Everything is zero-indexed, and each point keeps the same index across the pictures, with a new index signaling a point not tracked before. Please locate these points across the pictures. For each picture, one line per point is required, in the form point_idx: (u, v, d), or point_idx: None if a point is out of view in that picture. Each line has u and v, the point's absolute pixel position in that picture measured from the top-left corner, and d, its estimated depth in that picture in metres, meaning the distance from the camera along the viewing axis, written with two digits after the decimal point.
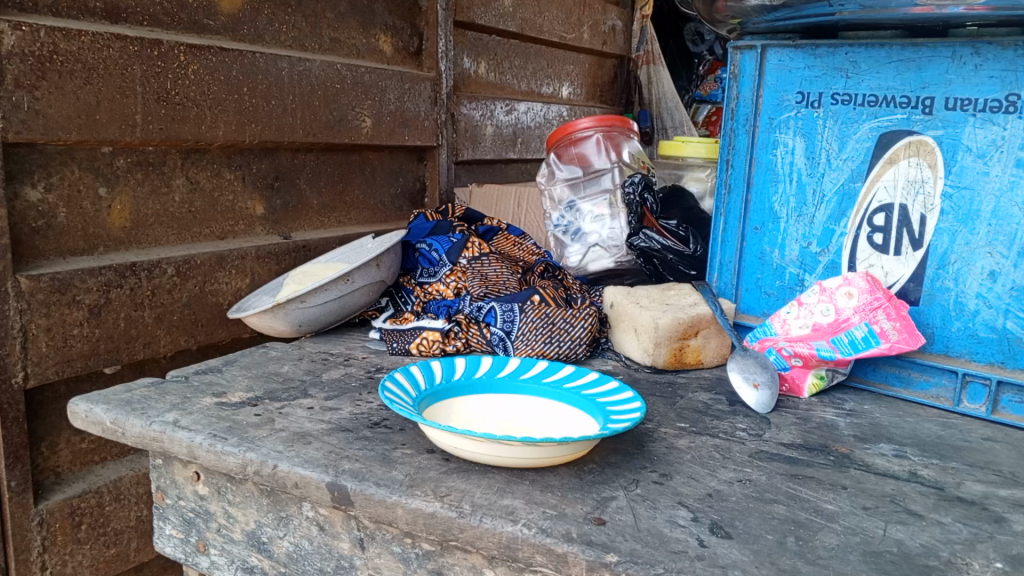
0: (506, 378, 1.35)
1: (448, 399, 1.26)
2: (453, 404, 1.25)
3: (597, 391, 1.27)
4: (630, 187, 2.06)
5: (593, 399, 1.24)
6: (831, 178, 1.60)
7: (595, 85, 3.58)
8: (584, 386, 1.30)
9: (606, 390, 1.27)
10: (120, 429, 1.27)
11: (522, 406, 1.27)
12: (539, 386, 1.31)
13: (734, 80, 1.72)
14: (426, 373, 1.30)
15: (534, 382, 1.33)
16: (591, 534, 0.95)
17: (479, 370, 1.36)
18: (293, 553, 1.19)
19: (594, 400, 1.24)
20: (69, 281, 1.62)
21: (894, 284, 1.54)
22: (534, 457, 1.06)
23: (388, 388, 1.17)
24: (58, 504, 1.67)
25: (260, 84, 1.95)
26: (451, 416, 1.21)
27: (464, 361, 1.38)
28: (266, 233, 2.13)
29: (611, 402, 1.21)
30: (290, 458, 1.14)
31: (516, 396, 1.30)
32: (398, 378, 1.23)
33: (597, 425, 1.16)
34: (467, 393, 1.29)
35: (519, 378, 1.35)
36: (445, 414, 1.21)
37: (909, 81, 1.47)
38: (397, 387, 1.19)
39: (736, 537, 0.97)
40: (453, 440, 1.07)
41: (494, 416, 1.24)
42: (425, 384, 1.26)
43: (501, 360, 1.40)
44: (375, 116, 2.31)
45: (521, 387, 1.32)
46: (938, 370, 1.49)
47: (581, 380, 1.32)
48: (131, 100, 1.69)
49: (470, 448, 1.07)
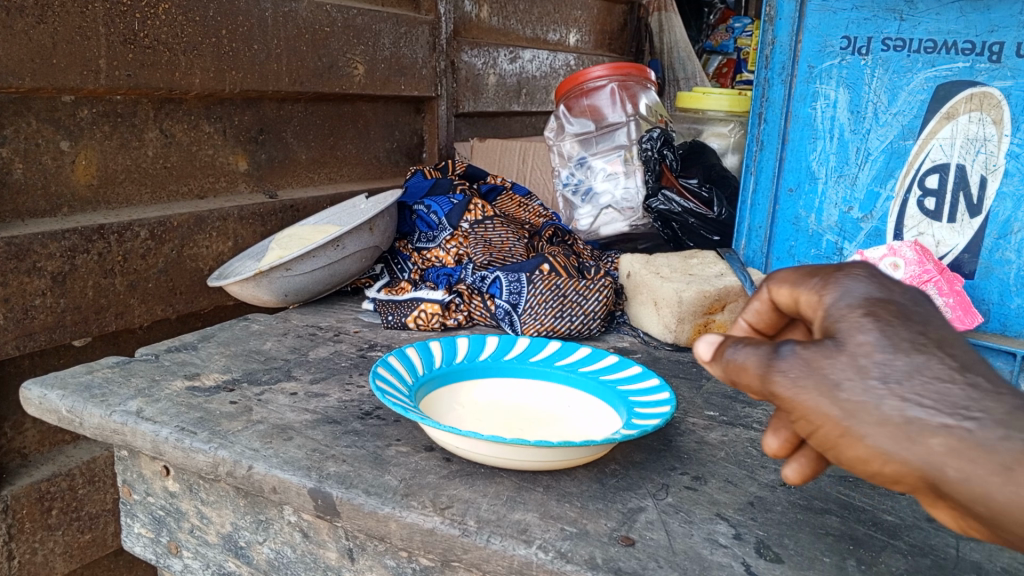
0: (514, 360, 1.19)
1: (449, 389, 1.10)
2: (453, 392, 1.10)
3: (617, 377, 1.12)
4: (647, 142, 1.87)
5: (615, 388, 1.09)
6: (878, 135, 1.43)
7: (605, 32, 3.36)
8: (604, 372, 1.14)
9: (629, 377, 1.12)
10: (78, 419, 1.13)
11: (531, 394, 1.12)
12: (551, 370, 1.15)
13: (769, 23, 1.53)
14: (423, 355, 1.13)
15: (547, 366, 1.17)
16: (619, 559, 0.81)
17: (484, 352, 1.20)
18: (274, 561, 1.05)
19: (615, 389, 1.09)
20: (29, 247, 1.46)
21: (947, 255, 1.38)
22: (549, 461, 0.90)
23: (380, 375, 1.00)
24: (24, 489, 1.53)
25: (241, 26, 1.76)
26: (452, 407, 1.05)
27: (466, 342, 1.22)
28: (250, 190, 1.96)
29: (635, 393, 1.06)
30: (268, 459, 0.99)
31: (526, 381, 1.15)
32: (391, 362, 1.07)
33: (621, 420, 1.00)
34: (468, 379, 1.13)
35: (529, 361, 1.19)
36: (444, 405, 1.05)
37: (974, 23, 1.29)
38: (389, 374, 1.03)
39: (788, 560, 0.83)
40: (452, 440, 0.92)
41: (501, 407, 1.08)
42: (421, 369, 1.10)
43: (507, 341, 1.24)
44: (368, 62, 2.12)
45: (530, 370, 1.16)
46: (992, 351, 1.35)
47: (598, 364, 1.17)
48: (93, 42, 1.50)
49: (474, 450, 0.91)
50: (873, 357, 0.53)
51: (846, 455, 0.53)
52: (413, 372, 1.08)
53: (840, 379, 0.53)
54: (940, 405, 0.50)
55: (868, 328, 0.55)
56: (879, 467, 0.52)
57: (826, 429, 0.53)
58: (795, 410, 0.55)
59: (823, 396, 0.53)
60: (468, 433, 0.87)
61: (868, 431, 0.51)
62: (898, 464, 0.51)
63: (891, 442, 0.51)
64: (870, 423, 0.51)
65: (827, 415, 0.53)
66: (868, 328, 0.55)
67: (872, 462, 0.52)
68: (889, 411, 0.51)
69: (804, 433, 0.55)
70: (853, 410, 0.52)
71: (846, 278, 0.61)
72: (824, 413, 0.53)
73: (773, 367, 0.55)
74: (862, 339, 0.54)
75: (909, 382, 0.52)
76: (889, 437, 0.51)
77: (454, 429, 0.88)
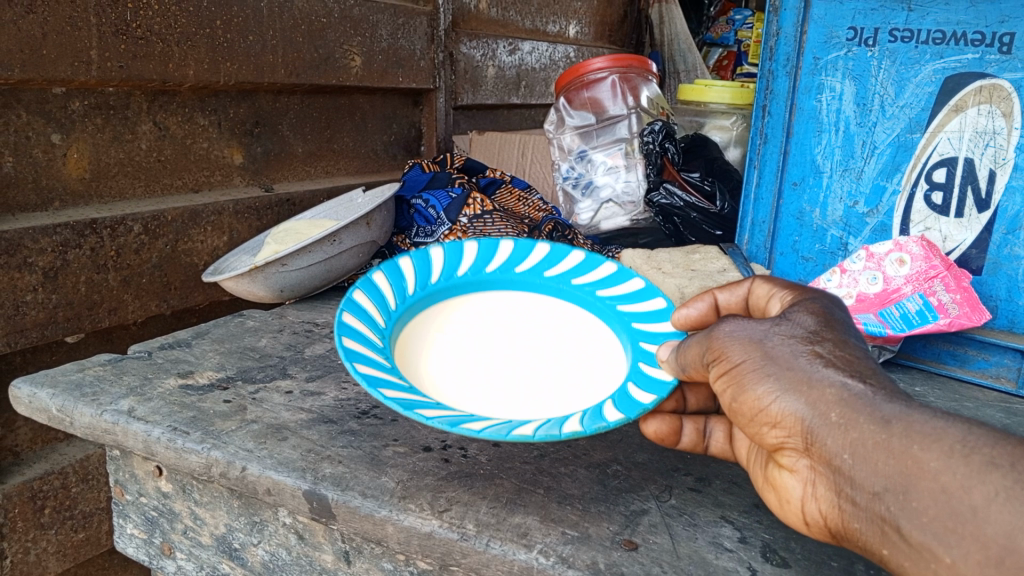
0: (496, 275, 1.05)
1: (424, 320, 0.95)
2: (427, 323, 0.94)
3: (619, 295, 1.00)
4: (649, 135, 1.85)
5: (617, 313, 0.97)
6: (884, 127, 1.41)
7: (604, 24, 3.35)
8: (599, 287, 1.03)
9: (629, 294, 1.00)
10: (69, 419, 1.11)
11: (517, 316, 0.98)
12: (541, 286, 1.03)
13: (774, 13, 1.51)
14: (390, 277, 0.96)
15: (534, 280, 1.04)
16: (623, 565, 0.79)
17: (461, 266, 1.04)
18: (269, 563, 1.03)
19: (618, 312, 0.97)
20: (19, 242, 1.43)
21: (954, 250, 1.36)
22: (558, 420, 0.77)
23: (345, 326, 0.81)
24: (16, 488, 1.50)
25: (236, 16, 1.73)
26: (431, 342, 0.91)
27: (442, 251, 1.05)
28: (246, 184, 1.93)
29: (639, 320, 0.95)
30: (262, 459, 0.96)
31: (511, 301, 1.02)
32: (355, 297, 0.88)
33: (626, 359, 0.88)
34: (445, 304, 0.99)
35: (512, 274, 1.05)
36: (423, 342, 0.90)
37: (984, 13, 1.26)
38: (356, 317, 0.85)
39: (795, 565, 0.81)
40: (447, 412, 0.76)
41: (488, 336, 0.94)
42: (391, 302, 0.92)
43: (487, 248, 1.08)
44: (366, 54, 2.09)
45: (518, 287, 1.03)
46: (1000, 348, 1.33)
47: (594, 275, 1.05)
48: (84, 33, 1.47)
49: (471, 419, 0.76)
50: (805, 327, 0.70)
51: (744, 394, 0.68)
52: (383, 307, 0.90)
53: (765, 336, 0.69)
54: (841, 368, 0.65)
55: (808, 312, 0.72)
56: (769, 405, 0.66)
57: (744, 366, 0.68)
58: (718, 354, 0.71)
59: (749, 343, 0.69)
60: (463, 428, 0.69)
61: (775, 372, 0.66)
62: (784, 405, 0.65)
63: (787, 384, 0.65)
64: (781, 366, 0.67)
65: (745, 356, 0.68)
66: (809, 312, 0.72)
67: (763, 402, 0.66)
68: (800, 363, 0.66)
69: (717, 372, 0.71)
70: (769, 354, 0.68)
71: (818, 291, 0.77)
72: (741, 354, 0.69)
73: (713, 329, 0.73)
74: (800, 316, 0.72)
75: (830, 350, 0.67)
76: (790, 382, 0.65)
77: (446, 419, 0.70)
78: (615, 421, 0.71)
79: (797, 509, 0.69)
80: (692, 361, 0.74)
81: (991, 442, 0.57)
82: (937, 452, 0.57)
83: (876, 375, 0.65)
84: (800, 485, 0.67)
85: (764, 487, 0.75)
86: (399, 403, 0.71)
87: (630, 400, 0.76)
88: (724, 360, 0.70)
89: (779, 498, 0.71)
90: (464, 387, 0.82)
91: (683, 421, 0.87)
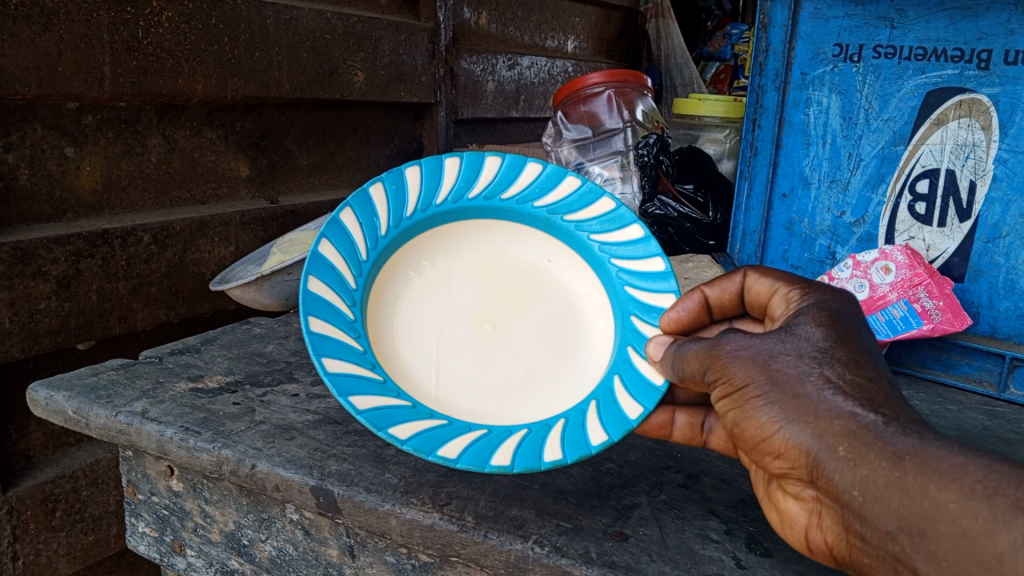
0: (480, 202, 1.01)
1: (399, 257, 0.98)
2: (402, 266, 0.98)
3: (613, 241, 0.99)
4: (643, 148, 1.92)
5: (609, 269, 0.99)
6: (869, 140, 1.46)
7: (602, 39, 3.43)
8: (591, 226, 1.01)
9: (624, 243, 0.99)
10: (84, 420, 1.15)
11: (495, 262, 1.01)
12: (529, 219, 1.02)
13: (763, 30, 1.57)
14: (363, 214, 0.94)
15: (522, 209, 1.01)
16: (613, 553, 0.83)
17: (440, 190, 1.00)
18: (277, 558, 1.07)
19: (607, 269, 0.99)
20: (34, 251, 1.47)
21: (937, 258, 1.41)
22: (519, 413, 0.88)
23: (311, 302, 0.85)
24: (28, 491, 1.54)
25: (243, 33, 1.79)
26: (405, 290, 0.97)
27: (420, 172, 1.00)
28: (252, 196, 1.99)
29: (633, 288, 0.96)
30: (271, 457, 1.01)
31: (492, 234, 1.02)
32: (323, 254, 0.89)
33: (615, 341, 0.94)
34: (423, 235, 0.99)
35: (499, 201, 1.01)
36: (398, 289, 0.96)
37: (963, 31, 1.31)
38: (323, 285, 0.88)
39: (778, 555, 0.85)
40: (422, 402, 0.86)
41: (460, 282, 0.99)
42: (362, 251, 0.93)
43: (471, 163, 1.02)
44: (369, 69, 2.15)
45: (502, 218, 1.02)
46: (982, 353, 1.37)
47: (588, 208, 1.01)
48: (98, 50, 1.52)
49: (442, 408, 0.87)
50: (812, 343, 0.71)
51: (747, 419, 0.72)
52: (352, 261, 0.92)
53: (775, 355, 0.72)
54: (853, 397, 0.66)
55: (815, 325, 0.73)
56: (775, 435, 0.70)
57: (750, 389, 0.71)
58: (722, 372, 0.74)
59: (752, 364, 0.72)
60: (437, 458, 0.77)
61: (782, 399, 0.69)
62: (789, 435, 0.68)
63: (792, 414, 0.68)
64: (787, 393, 0.69)
65: (751, 379, 0.71)
66: (815, 324, 0.73)
67: (770, 428, 0.70)
68: (808, 390, 0.68)
69: (722, 391, 0.75)
70: (774, 377, 0.70)
71: (817, 295, 0.79)
72: (748, 375, 0.72)
73: (717, 343, 0.76)
74: (810, 331, 0.73)
75: (840, 372, 0.68)
76: (798, 412, 0.68)
77: (419, 444, 0.78)
78: (597, 446, 0.80)
79: (800, 534, 0.75)
80: (690, 372, 0.78)
81: (1016, 484, 0.59)
82: (957, 494, 0.60)
83: (889, 402, 0.66)
84: (805, 512, 0.73)
85: (766, 504, 0.80)
86: (373, 424, 0.78)
87: (616, 411, 0.85)
88: (729, 382, 0.73)
89: (780, 519, 0.77)
90: (430, 366, 0.91)
91: (677, 413, 0.92)
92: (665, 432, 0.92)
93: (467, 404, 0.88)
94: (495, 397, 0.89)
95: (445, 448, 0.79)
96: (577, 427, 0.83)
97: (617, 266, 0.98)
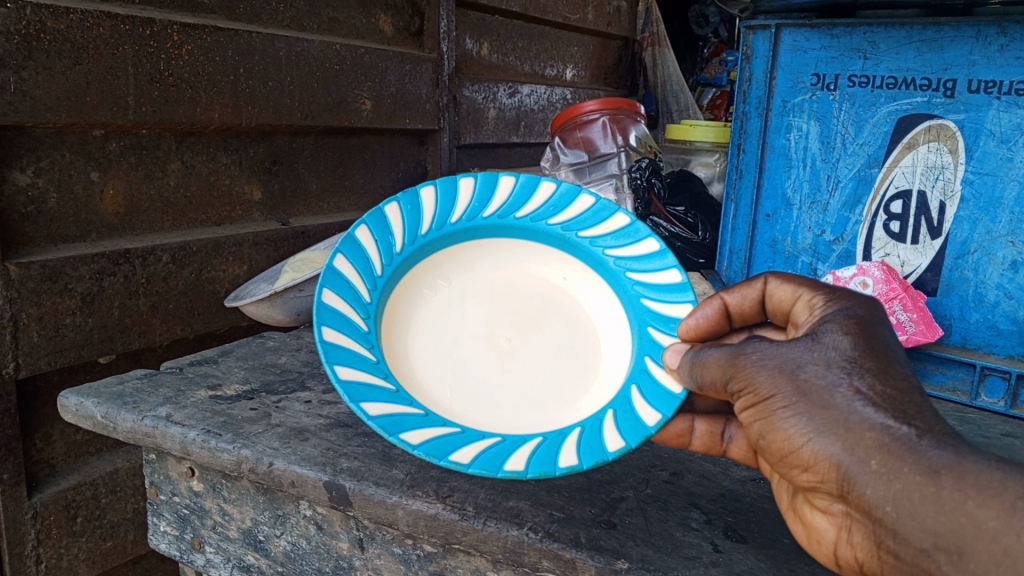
0: (495, 221, 1.12)
1: (417, 270, 1.08)
2: (420, 282, 1.07)
3: (628, 255, 1.09)
4: (637, 171, 2.02)
5: (625, 282, 1.08)
6: (846, 163, 1.55)
7: (600, 66, 3.55)
8: (605, 241, 1.11)
9: (637, 255, 1.09)
10: (111, 424, 1.23)
11: (504, 281, 1.10)
12: (541, 236, 1.13)
13: (746, 61, 1.67)
14: (380, 231, 1.05)
15: (534, 226, 1.12)
16: (601, 538, 0.91)
17: (456, 209, 1.11)
18: (291, 552, 1.15)
19: (621, 279, 1.08)
20: (61, 269, 1.57)
21: (911, 273, 1.50)
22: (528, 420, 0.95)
23: (325, 313, 0.93)
24: (52, 497, 1.62)
25: (257, 64, 1.90)
26: (423, 301, 1.06)
27: (435, 192, 1.11)
28: (264, 218, 2.09)
29: (648, 300, 1.05)
30: (287, 456, 1.09)
31: (505, 251, 1.13)
32: (342, 267, 0.99)
33: (633, 350, 1.02)
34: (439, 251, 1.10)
35: (513, 219, 1.13)
36: (415, 302, 1.06)
37: (930, 62, 1.41)
38: (337, 298, 0.96)
39: (752, 541, 0.93)
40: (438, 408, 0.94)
41: (474, 297, 1.08)
42: (377, 267, 1.02)
43: (486, 184, 1.13)
44: (375, 98, 2.26)
45: (514, 235, 1.13)
46: (955, 363, 1.45)
47: (601, 224, 1.12)
48: (123, 81, 1.62)
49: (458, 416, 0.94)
50: (840, 352, 0.76)
51: (777, 432, 0.78)
52: (367, 275, 1.01)
53: (803, 365, 0.77)
54: (882, 409, 0.71)
55: (842, 333, 0.78)
56: (807, 448, 0.75)
57: (776, 401, 0.77)
58: (747, 383, 0.80)
59: (780, 376, 0.77)
60: (448, 462, 0.82)
61: (813, 412, 0.74)
62: (820, 448, 0.74)
63: (822, 427, 0.73)
64: (817, 407, 0.74)
65: (779, 391, 0.77)
66: (842, 332, 0.78)
67: (801, 439, 0.76)
68: (837, 403, 0.73)
69: (749, 402, 0.80)
70: (802, 389, 0.76)
71: (843, 299, 0.84)
72: (775, 387, 0.77)
73: (741, 352, 0.81)
74: (835, 338, 0.77)
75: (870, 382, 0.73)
76: (829, 425, 0.73)
77: (430, 450, 0.83)
78: (614, 452, 0.85)
79: (829, 549, 0.81)
80: (711, 381, 0.84)
81: None
82: (997, 513, 0.66)
83: (921, 415, 0.71)
84: (833, 527, 0.78)
85: (790, 515, 0.86)
86: (384, 429, 0.84)
87: (634, 419, 0.91)
88: (756, 394, 0.79)
89: (807, 534, 0.83)
90: (446, 377, 0.98)
91: (695, 421, 0.98)
92: (684, 439, 0.98)
93: (479, 409, 0.95)
94: (504, 405, 0.96)
95: (457, 453, 0.84)
96: (593, 435, 0.89)
97: (632, 280, 1.07)
